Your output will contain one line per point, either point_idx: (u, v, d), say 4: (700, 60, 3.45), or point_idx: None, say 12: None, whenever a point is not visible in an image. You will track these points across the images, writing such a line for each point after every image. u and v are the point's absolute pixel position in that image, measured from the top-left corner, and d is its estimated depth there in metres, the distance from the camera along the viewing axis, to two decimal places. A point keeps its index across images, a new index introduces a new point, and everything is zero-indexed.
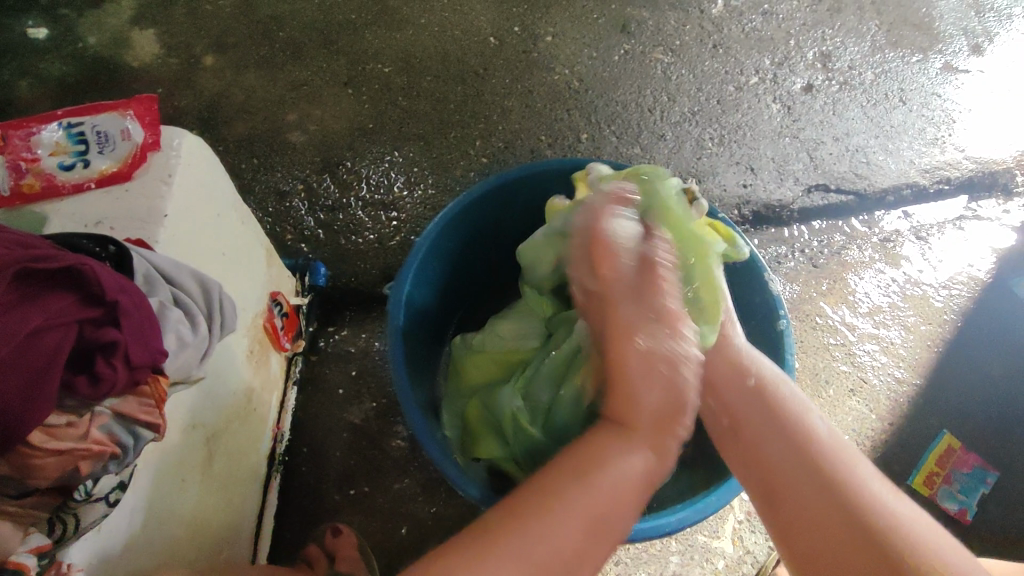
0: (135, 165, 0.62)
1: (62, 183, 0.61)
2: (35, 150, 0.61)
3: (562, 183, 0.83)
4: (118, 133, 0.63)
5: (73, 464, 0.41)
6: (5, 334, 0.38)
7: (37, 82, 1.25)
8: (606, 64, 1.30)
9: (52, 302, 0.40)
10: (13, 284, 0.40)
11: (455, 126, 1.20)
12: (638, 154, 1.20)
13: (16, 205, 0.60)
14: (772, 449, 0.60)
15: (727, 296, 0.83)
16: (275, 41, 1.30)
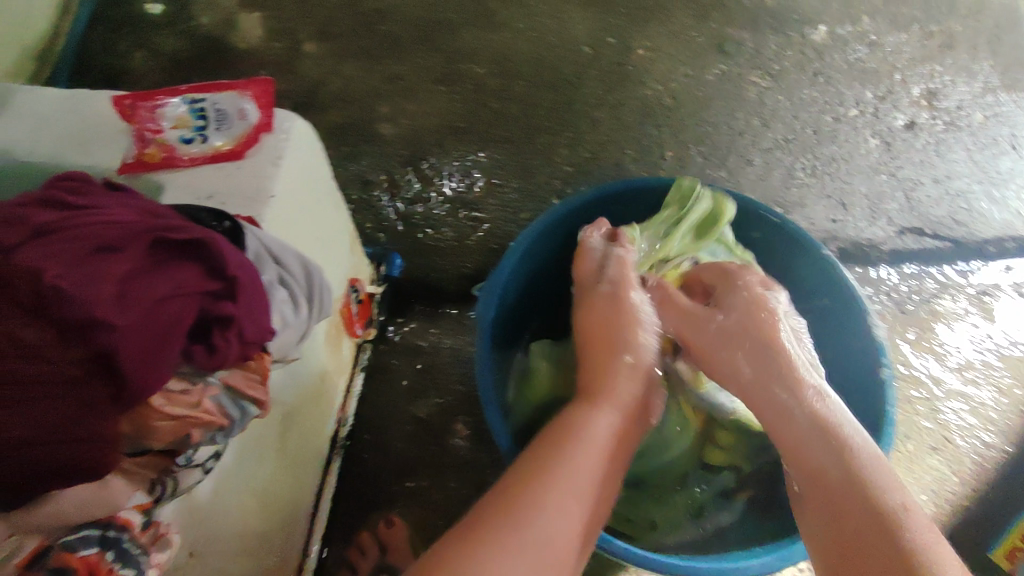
0: (249, 142, 0.65)
1: (181, 156, 0.64)
2: (159, 122, 0.64)
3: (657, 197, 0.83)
4: (235, 112, 0.65)
5: (185, 430, 0.41)
6: (136, 297, 0.38)
7: (152, 55, 1.32)
8: (700, 83, 1.29)
9: (179, 272, 0.40)
10: (143, 251, 0.39)
11: (543, 132, 1.22)
12: (725, 178, 1.17)
13: (139, 171, 0.63)
14: (867, 538, 0.50)
15: (825, 335, 0.79)
16: (375, 35, 1.34)
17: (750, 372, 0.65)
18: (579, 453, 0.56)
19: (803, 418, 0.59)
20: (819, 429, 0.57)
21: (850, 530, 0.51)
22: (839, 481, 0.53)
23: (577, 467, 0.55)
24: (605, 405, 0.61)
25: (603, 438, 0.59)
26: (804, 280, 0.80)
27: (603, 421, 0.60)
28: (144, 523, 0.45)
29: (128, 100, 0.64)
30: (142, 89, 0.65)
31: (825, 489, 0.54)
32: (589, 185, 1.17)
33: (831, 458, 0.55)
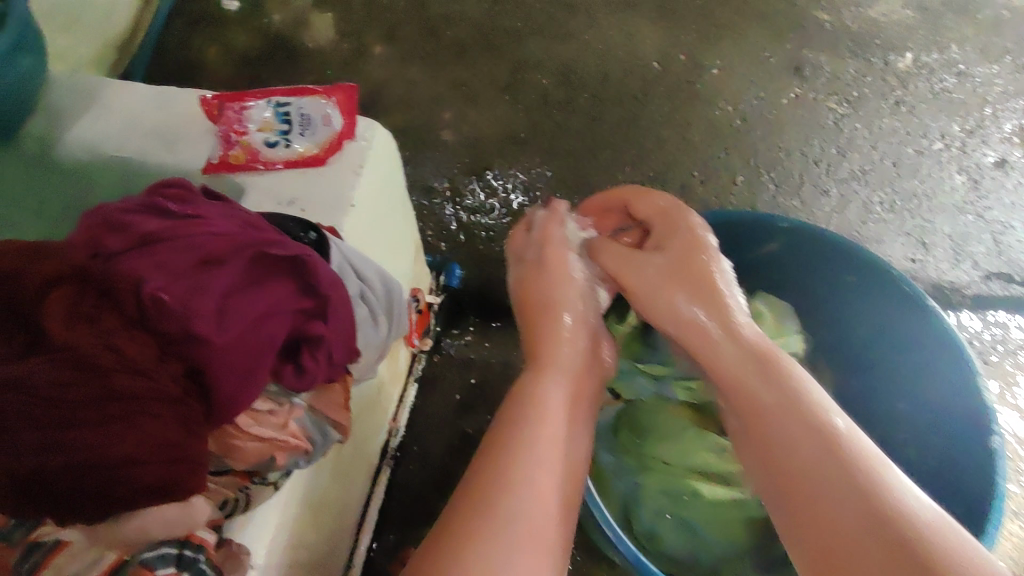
0: (332, 148, 0.64)
1: (262, 158, 0.63)
2: (246, 124, 0.65)
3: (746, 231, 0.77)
4: (319, 118, 0.65)
5: (270, 452, 0.40)
6: (235, 314, 0.37)
7: (224, 50, 1.34)
8: (774, 106, 1.23)
9: (277, 289, 0.39)
10: (245, 265, 0.39)
11: (607, 147, 1.19)
12: (798, 207, 1.12)
13: (221, 172, 0.63)
14: (803, 464, 0.49)
15: (916, 397, 0.71)
16: (442, 40, 1.33)
17: (683, 301, 0.64)
18: (536, 430, 0.56)
19: (735, 358, 0.58)
20: (748, 370, 0.57)
21: (792, 462, 0.50)
22: (778, 412, 0.53)
23: (539, 442, 0.55)
24: (550, 374, 0.62)
25: (559, 412, 0.59)
26: (897, 334, 0.72)
27: (556, 389, 0.61)
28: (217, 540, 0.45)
29: (218, 101, 0.66)
30: (236, 93, 0.67)
31: (763, 421, 0.53)
32: None
33: (770, 391, 0.54)
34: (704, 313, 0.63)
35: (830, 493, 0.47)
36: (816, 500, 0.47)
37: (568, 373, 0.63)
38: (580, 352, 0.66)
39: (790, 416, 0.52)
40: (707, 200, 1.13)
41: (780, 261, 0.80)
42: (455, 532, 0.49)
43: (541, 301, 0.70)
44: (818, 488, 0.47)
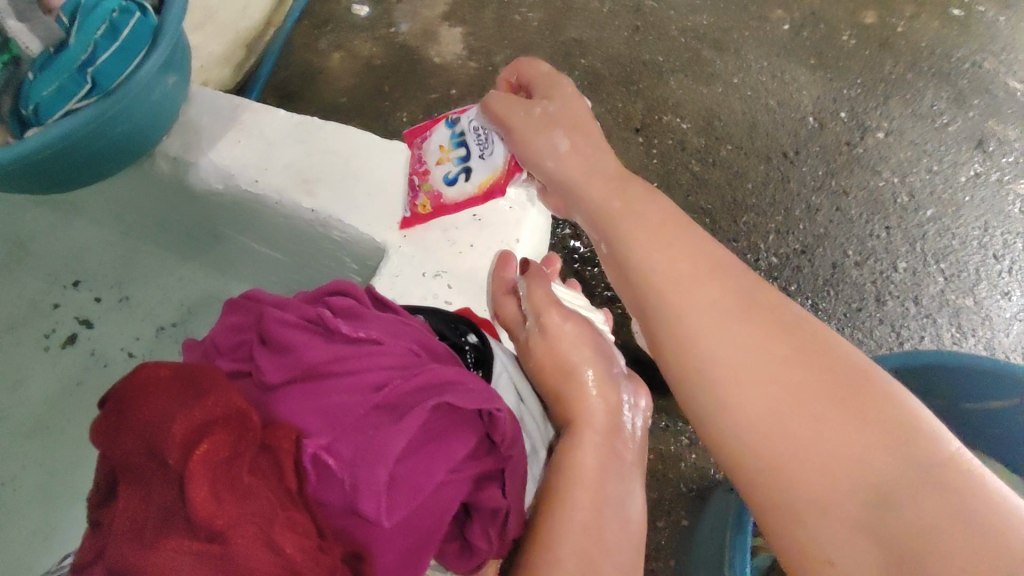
0: (509, 174, 0.63)
1: (448, 201, 0.63)
2: (425, 161, 0.63)
3: (973, 381, 0.64)
4: (494, 135, 0.61)
5: None
6: (416, 486, 0.38)
7: (349, 57, 1.30)
8: (949, 183, 1.08)
9: (455, 452, 0.39)
10: (427, 418, 0.39)
11: (749, 210, 1.06)
12: (971, 307, 0.98)
13: (415, 224, 0.65)
14: (752, 371, 0.47)
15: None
16: (575, 67, 1.23)
17: (617, 208, 0.60)
18: (568, 508, 0.49)
19: (679, 276, 0.54)
20: (687, 288, 0.53)
21: (748, 386, 0.47)
22: (716, 323, 0.50)
23: (572, 527, 0.49)
24: (582, 438, 0.53)
25: (591, 475, 0.51)
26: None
27: (592, 452, 0.53)
28: None
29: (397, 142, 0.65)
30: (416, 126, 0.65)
31: (708, 339, 0.50)
32: (797, 283, 1.00)
33: (706, 296, 0.52)
34: (648, 236, 0.57)
35: (793, 408, 0.45)
36: (828, 456, 0.42)
37: (605, 429, 0.55)
38: (615, 406, 0.56)
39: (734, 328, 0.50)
40: (859, 284, 1.00)
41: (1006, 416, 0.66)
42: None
43: (559, 362, 0.58)
44: (768, 413, 0.46)
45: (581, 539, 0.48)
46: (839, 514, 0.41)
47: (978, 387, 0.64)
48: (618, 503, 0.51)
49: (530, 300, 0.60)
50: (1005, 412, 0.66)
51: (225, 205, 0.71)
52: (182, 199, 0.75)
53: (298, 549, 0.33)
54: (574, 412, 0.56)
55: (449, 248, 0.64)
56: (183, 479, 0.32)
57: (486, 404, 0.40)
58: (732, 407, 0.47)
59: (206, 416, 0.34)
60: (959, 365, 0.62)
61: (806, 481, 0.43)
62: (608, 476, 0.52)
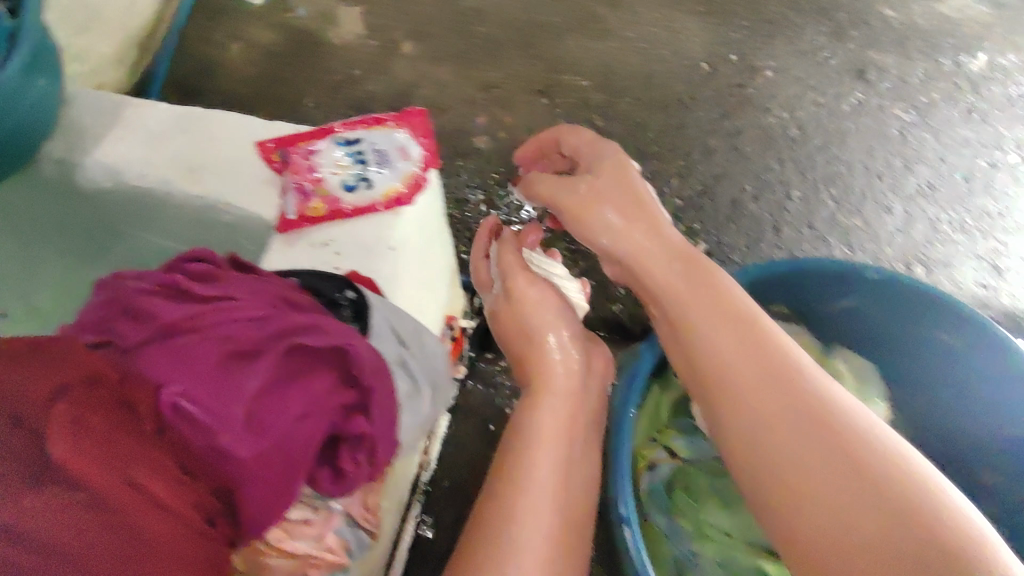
0: (416, 184, 0.58)
1: (351, 205, 0.56)
2: (317, 170, 0.56)
3: (823, 281, 0.70)
4: (395, 151, 0.58)
5: (303, 567, 0.43)
6: (276, 417, 0.40)
7: (248, 48, 1.28)
8: (833, 114, 1.13)
9: (314, 384, 0.42)
10: (284, 357, 0.42)
11: (649, 157, 1.11)
12: (858, 224, 1.03)
13: (304, 228, 0.56)
14: (758, 388, 0.48)
15: (1021, 471, 0.64)
16: (474, 36, 1.25)
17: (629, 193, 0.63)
18: (527, 456, 0.57)
19: (682, 296, 0.56)
20: (718, 315, 0.53)
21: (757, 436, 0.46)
22: (725, 341, 0.51)
23: (530, 466, 0.56)
24: (540, 401, 0.61)
25: (549, 432, 0.58)
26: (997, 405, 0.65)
27: (548, 412, 0.60)
28: None
29: (280, 153, 0.57)
30: (291, 135, 0.59)
31: (722, 354, 0.51)
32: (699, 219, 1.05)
33: (711, 321, 0.53)
34: (650, 249, 0.61)
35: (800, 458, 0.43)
36: (822, 477, 0.42)
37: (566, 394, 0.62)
38: (575, 372, 0.64)
39: (763, 377, 0.48)
40: (756, 215, 1.05)
41: (858, 314, 0.73)
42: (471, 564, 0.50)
43: (523, 324, 0.67)
44: (774, 429, 0.45)
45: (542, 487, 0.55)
46: (833, 537, 0.40)
47: (828, 288, 0.71)
48: (569, 452, 0.58)
49: (500, 265, 0.70)
50: (852, 308, 0.73)
51: (116, 201, 0.71)
52: (75, 200, 0.74)
53: (169, 489, 0.35)
54: (535, 376, 0.64)
55: (346, 242, 0.56)
56: (41, 434, 0.33)
57: (341, 338, 0.44)
58: (748, 428, 0.47)
59: (65, 377, 0.35)
60: (805, 268, 0.68)
61: (804, 534, 0.42)
62: (571, 440, 0.59)
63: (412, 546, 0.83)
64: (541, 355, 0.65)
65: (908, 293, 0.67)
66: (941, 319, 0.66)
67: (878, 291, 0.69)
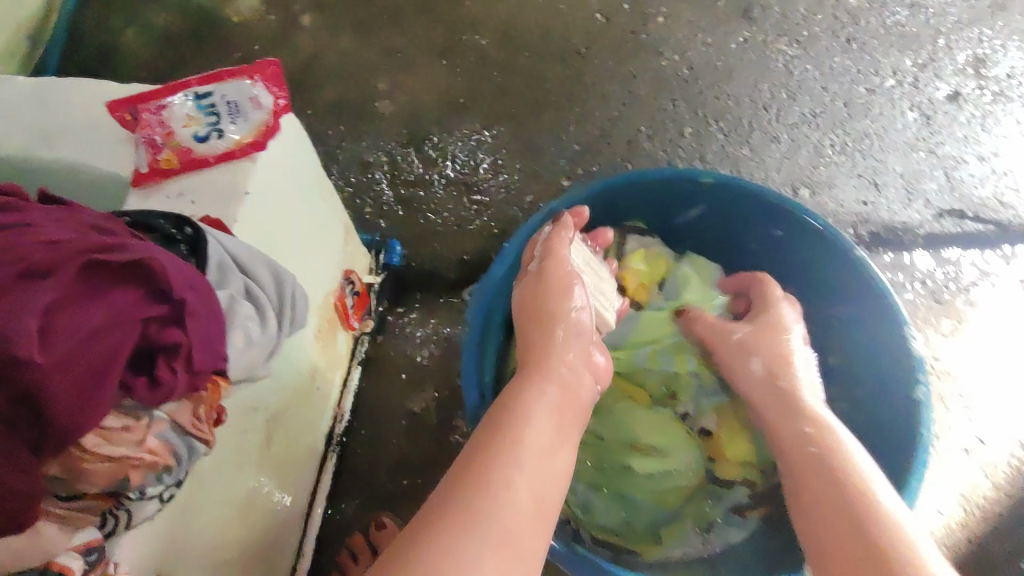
0: (270, 133, 0.59)
1: (202, 156, 0.57)
2: (168, 124, 0.58)
3: (663, 191, 0.71)
4: (248, 103, 0.59)
5: (123, 473, 0.36)
6: (68, 328, 0.33)
7: (145, 32, 1.26)
8: (723, 52, 1.16)
9: (116, 297, 0.35)
10: (83, 269, 0.35)
11: (550, 108, 1.12)
12: (747, 155, 1.08)
13: (156, 180, 0.57)
14: (798, 450, 0.56)
15: (845, 343, 0.69)
16: (373, 3, 1.23)
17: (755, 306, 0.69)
18: (520, 429, 0.51)
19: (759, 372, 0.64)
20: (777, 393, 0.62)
21: (806, 460, 0.55)
22: (788, 413, 0.59)
23: (528, 444, 0.50)
24: (540, 376, 0.56)
25: (544, 417, 0.53)
26: (833, 288, 0.68)
27: (541, 391, 0.55)
28: (91, 562, 0.39)
29: (129, 108, 0.58)
30: (142, 94, 0.59)
31: (780, 425, 0.59)
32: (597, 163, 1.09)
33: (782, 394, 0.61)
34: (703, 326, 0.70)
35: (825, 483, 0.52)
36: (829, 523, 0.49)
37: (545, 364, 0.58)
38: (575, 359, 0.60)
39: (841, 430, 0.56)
40: (652, 154, 1.09)
41: (708, 222, 0.75)
42: (432, 537, 0.42)
43: (541, 309, 0.63)
44: (801, 482, 0.54)
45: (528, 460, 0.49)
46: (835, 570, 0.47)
47: (673, 198, 0.73)
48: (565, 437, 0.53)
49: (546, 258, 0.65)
50: (700, 217, 0.75)
51: None
52: None
53: None
54: (536, 356, 0.59)
55: (198, 191, 0.57)
56: None
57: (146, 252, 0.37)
58: (790, 482, 0.55)
59: None
60: (637, 181, 0.68)
61: (820, 536, 0.49)
62: (558, 416, 0.54)
63: (334, 495, 0.87)
64: (550, 337, 0.60)
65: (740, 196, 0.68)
66: (773, 216, 0.68)
67: (713, 196, 0.70)
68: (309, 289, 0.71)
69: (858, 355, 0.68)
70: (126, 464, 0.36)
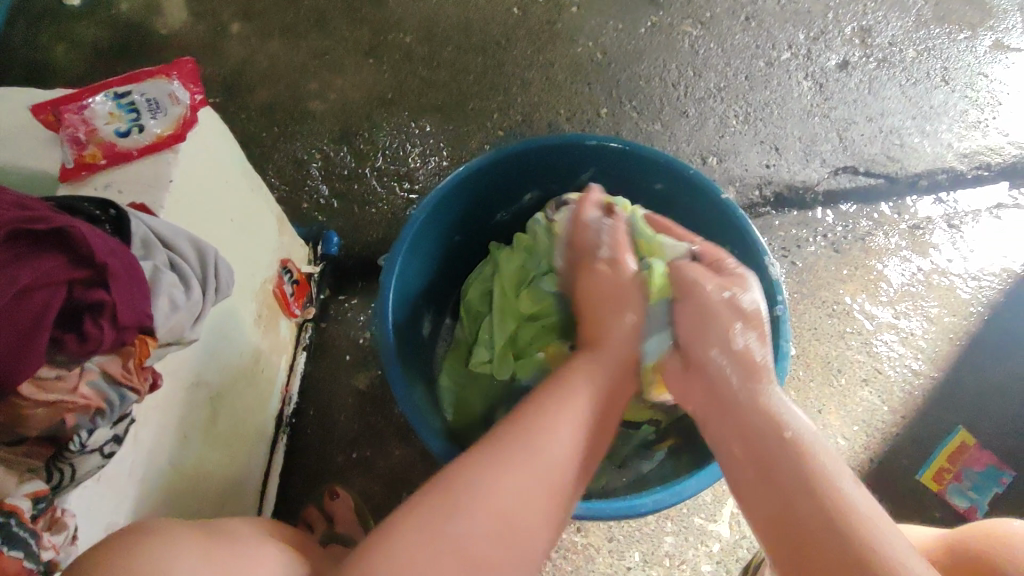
0: (189, 126, 0.64)
1: (125, 149, 0.61)
2: (90, 121, 0.62)
3: (560, 158, 0.79)
4: (166, 99, 0.64)
5: (59, 416, 0.43)
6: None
7: (72, 47, 1.25)
8: (633, 36, 1.24)
9: (41, 262, 0.40)
10: (8, 240, 0.40)
11: (474, 97, 1.18)
12: (659, 131, 1.16)
13: (82, 175, 0.61)
14: (784, 478, 0.52)
15: None
16: (300, 8, 1.26)
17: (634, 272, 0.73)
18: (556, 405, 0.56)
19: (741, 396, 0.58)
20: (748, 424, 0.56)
21: (776, 461, 0.53)
22: (761, 434, 0.55)
23: (561, 416, 0.55)
24: (595, 365, 0.61)
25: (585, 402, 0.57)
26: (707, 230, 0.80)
27: (586, 382, 0.59)
28: (38, 510, 0.43)
29: (51, 109, 0.61)
30: (63, 98, 0.63)
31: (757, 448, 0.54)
32: None
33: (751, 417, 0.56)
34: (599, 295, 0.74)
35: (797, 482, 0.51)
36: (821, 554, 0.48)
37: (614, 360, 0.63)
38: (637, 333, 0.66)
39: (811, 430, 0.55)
40: None
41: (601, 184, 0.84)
42: (449, 513, 0.48)
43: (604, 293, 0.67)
44: (773, 510, 0.51)
45: (546, 452, 0.52)
46: None
47: (569, 165, 0.81)
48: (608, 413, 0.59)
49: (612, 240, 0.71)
50: (590, 179, 0.84)
51: None
52: None
53: None
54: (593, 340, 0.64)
55: (125, 183, 0.61)
56: None
57: (66, 222, 0.42)
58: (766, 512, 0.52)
59: None
60: (541, 146, 0.76)
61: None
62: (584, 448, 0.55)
63: (288, 474, 0.91)
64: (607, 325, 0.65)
65: (627, 156, 0.78)
66: (656, 170, 0.78)
67: (607, 160, 0.79)
68: (245, 273, 0.76)
69: None
70: (60, 407, 0.43)
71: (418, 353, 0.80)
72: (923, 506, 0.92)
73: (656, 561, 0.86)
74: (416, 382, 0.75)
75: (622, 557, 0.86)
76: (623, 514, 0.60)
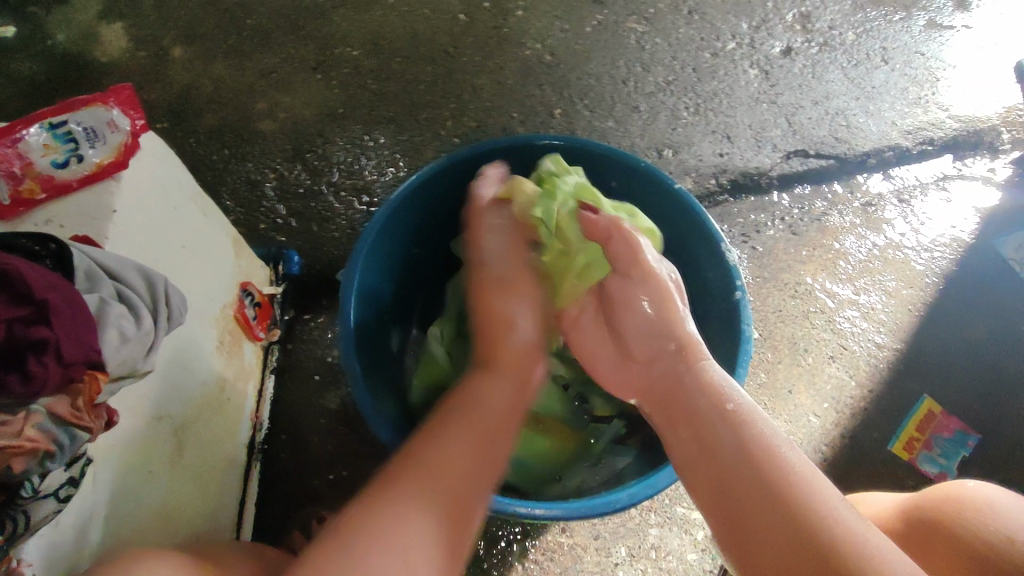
0: (130, 153, 0.63)
1: (65, 182, 0.60)
2: (24, 154, 0.58)
3: (516, 159, 0.80)
4: (104, 125, 0.62)
5: (6, 462, 0.41)
6: None
7: (6, 82, 1.20)
8: (581, 36, 1.25)
9: None
10: None
11: (428, 106, 1.18)
12: (613, 128, 1.17)
13: (21, 212, 0.59)
14: (723, 441, 0.54)
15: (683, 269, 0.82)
16: (243, 28, 1.25)
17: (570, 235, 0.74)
18: (464, 415, 0.57)
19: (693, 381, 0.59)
20: (676, 397, 0.60)
21: (710, 427, 0.55)
22: (700, 414, 0.57)
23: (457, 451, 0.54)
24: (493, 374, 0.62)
25: (488, 416, 0.58)
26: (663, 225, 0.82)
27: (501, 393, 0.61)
28: None
29: None
30: None
31: (693, 418, 0.57)
32: None
33: (690, 393, 0.59)
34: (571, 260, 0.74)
35: (727, 460, 0.53)
36: (757, 531, 0.49)
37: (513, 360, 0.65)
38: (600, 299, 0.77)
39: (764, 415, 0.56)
40: None
41: None
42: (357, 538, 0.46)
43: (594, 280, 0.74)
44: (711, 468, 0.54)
45: (463, 461, 0.54)
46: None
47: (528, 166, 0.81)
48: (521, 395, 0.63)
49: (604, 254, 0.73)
50: None
51: None
52: None
53: None
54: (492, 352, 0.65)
55: (69, 218, 0.59)
56: None
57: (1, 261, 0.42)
58: (699, 474, 0.54)
59: None
60: (493, 150, 0.78)
61: (746, 546, 0.49)
62: (511, 413, 0.60)
63: (265, 502, 0.89)
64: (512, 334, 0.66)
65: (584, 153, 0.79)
66: (614, 166, 0.80)
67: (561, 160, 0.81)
68: (203, 299, 0.74)
69: (692, 277, 0.82)
70: (5, 452, 0.40)
71: (388, 366, 0.79)
72: (897, 475, 0.94)
73: (642, 555, 0.86)
74: (385, 396, 0.74)
75: (609, 554, 0.86)
76: (601, 511, 0.60)
